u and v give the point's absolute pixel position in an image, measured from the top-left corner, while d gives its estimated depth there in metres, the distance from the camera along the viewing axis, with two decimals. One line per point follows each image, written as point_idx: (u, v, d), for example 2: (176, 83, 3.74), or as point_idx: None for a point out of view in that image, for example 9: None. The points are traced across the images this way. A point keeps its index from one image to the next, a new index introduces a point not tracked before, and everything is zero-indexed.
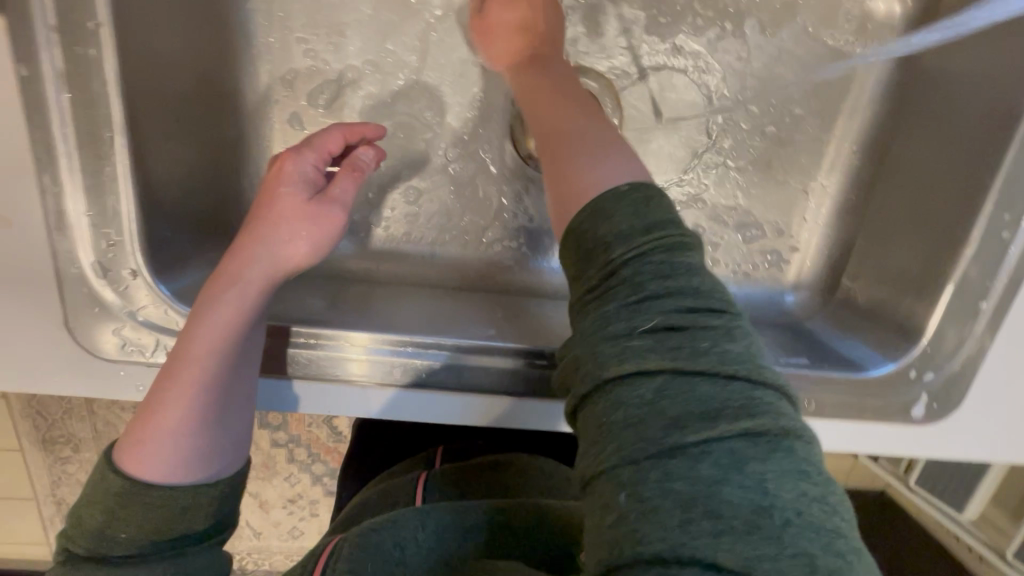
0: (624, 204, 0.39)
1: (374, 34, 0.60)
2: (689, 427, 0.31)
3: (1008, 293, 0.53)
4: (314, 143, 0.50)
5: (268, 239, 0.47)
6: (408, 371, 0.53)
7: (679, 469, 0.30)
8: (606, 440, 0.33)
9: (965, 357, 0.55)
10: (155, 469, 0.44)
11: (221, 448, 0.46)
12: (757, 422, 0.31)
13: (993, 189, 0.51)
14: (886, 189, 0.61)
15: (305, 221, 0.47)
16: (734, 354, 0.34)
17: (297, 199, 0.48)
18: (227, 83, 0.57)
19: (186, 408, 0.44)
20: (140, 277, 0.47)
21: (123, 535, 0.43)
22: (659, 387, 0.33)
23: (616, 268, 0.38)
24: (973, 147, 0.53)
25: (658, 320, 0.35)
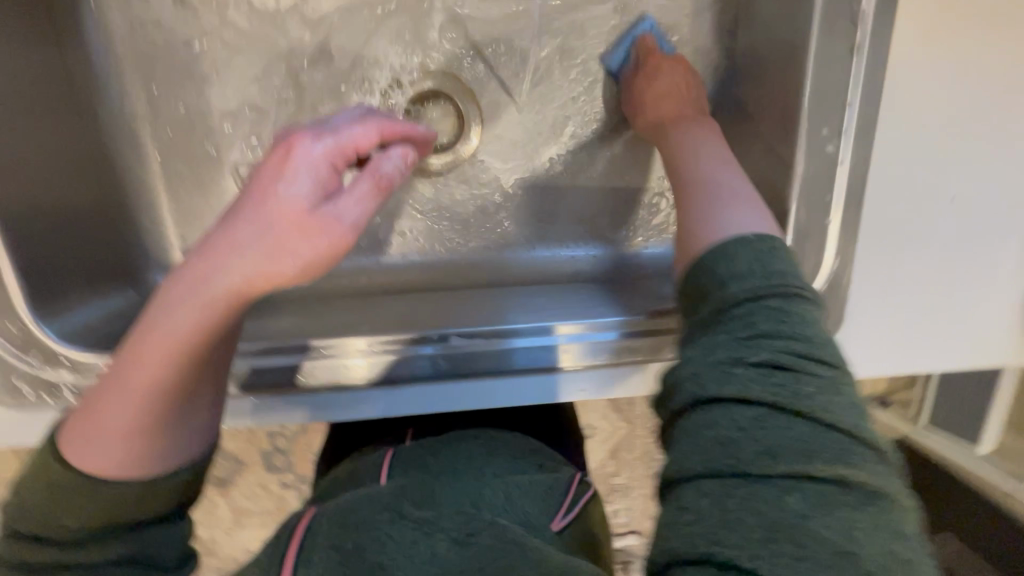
0: (744, 252, 0.43)
1: (230, 78, 0.65)
2: (781, 457, 0.34)
3: (851, 204, 0.54)
4: (338, 134, 0.43)
5: (235, 253, 0.39)
6: (354, 368, 0.57)
7: (768, 496, 0.33)
8: (691, 451, 0.36)
9: (831, 273, 0.56)
10: (102, 463, 0.41)
11: (176, 447, 0.44)
12: (851, 469, 0.34)
13: (804, 108, 0.53)
14: (737, 129, 0.65)
15: (295, 238, 0.39)
16: (840, 403, 0.37)
17: (298, 207, 0.39)
18: (108, 146, 0.62)
19: (132, 410, 0.41)
20: (28, 326, 0.52)
21: (70, 524, 0.41)
22: (757, 417, 0.36)
23: (728, 305, 0.41)
24: (785, 73, 0.56)
25: (767, 355, 0.37)
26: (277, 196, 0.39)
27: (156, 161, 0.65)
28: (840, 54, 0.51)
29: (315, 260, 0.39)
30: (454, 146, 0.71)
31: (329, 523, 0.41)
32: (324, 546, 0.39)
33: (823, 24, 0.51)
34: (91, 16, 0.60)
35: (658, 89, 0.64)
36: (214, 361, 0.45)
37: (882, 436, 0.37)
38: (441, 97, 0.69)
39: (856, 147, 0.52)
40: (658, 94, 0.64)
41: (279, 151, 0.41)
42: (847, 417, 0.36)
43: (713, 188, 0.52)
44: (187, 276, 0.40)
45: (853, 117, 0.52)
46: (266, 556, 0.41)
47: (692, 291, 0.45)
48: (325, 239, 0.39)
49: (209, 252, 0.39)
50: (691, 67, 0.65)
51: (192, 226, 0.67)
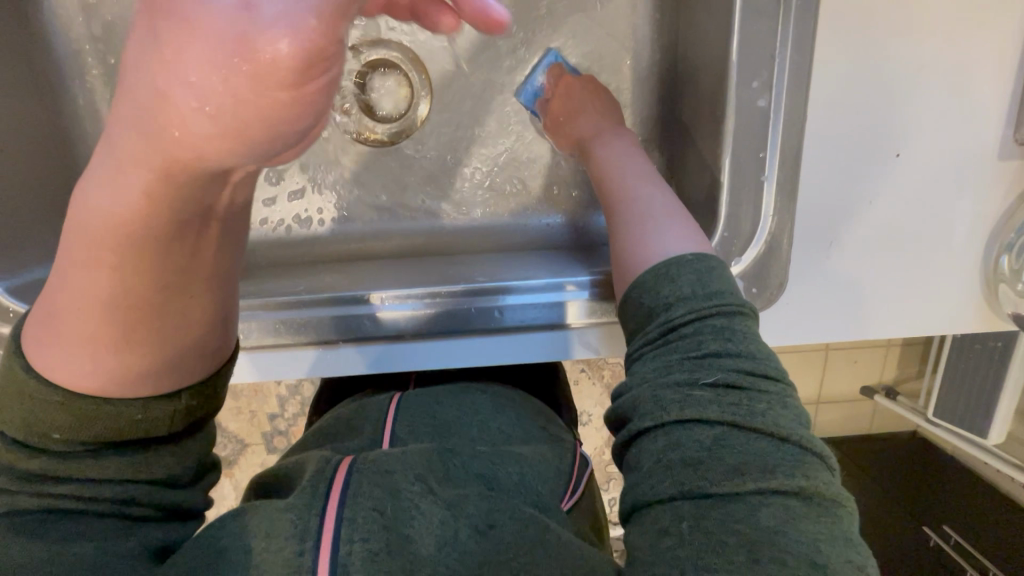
0: (686, 270, 0.49)
1: None
2: (744, 474, 0.38)
3: (786, 160, 0.52)
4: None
5: (158, 82, 0.27)
6: (307, 323, 0.58)
7: (739, 512, 0.37)
8: (660, 474, 0.40)
9: (769, 233, 0.55)
10: (71, 375, 0.38)
11: (147, 372, 0.40)
12: (807, 481, 0.38)
13: (734, 59, 0.51)
14: (681, 94, 0.64)
15: (221, 78, 0.25)
16: (785, 417, 0.41)
17: (234, 22, 0.25)
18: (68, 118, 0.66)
19: (76, 318, 0.37)
20: None
21: (55, 435, 0.38)
22: (716, 437, 0.40)
23: (675, 328, 0.46)
24: (713, 31, 0.55)
25: (717, 376, 0.42)
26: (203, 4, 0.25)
27: None
28: (766, 2, 0.49)
29: (245, 95, 0.25)
30: (407, 114, 0.71)
31: (368, 480, 0.39)
32: (364, 507, 0.37)
33: None
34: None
35: (574, 104, 0.66)
36: (158, 285, 0.37)
37: (827, 447, 0.42)
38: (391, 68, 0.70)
39: (788, 99, 0.51)
40: (578, 123, 0.66)
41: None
42: (796, 429, 0.41)
43: (641, 214, 0.56)
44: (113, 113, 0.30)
45: (782, 67, 0.50)
46: (299, 507, 0.37)
47: (636, 313, 0.50)
48: (234, 47, 0.25)
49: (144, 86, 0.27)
50: (608, 92, 0.68)
51: None
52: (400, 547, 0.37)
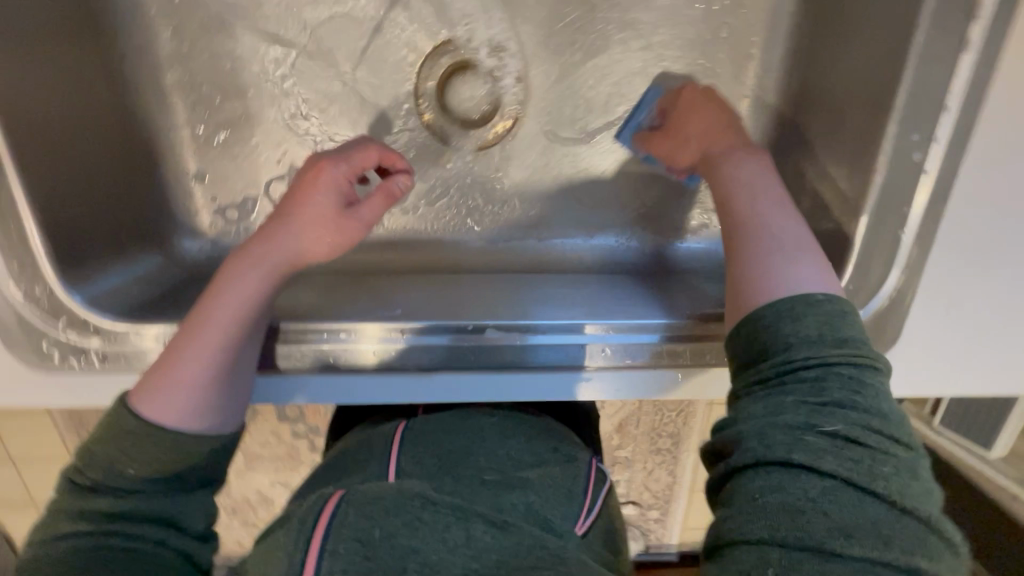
0: (811, 316, 0.38)
1: (265, 25, 0.60)
2: (853, 538, 0.31)
3: (930, 218, 0.50)
4: (350, 159, 0.54)
5: (292, 235, 0.51)
6: (400, 352, 0.54)
7: (841, 574, 0.30)
8: (752, 514, 0.33)
9: (893, 290, 0.52)
10: (164, 412, 0.45)
11: (228, 408, 0.48)
12: (929, 562, 0.31)
13: (898, 108, 0.48)
14: (809, 117, 0.59)
15: (326, 225, 0.51)
16: (915, 490, 0.33)
17: (327, 206, 0.52)
18: (132, 96, 0.58)
19: (200, 366, 0.46)
20: (55, 290, 0.50)
21: (131, 471, 0.43)
22: (827, 489, 0.32)
23: (795, 364, 0.37)
24: (876, 66, 0.50)
25: (842, 427, 0.34)
26: (309, 198, 0.51)
27: (185, 117, 0.61)
28: (946, 53, 0.46)
29: (330, 245, 0.52)
30: (491, 118, 0.65)
31: (354, 508, 0.39)
32: (348, 537, 0.37)
33: (933, 17, 0.46)
34: None
35: (699, 126, 0.55)
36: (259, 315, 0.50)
37: (955, 531, 0.34)
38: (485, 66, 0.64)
39: (948, 158, 0.48)
40: (687, 132, 0.56)
41: (310, 169, 0.53)
42: (925, 502, 0.33)
43: (738, 254, 0.45)
44: (252, 258, 0.49)
45: (951, 122, 0.47)
46: (290, 539, 0.38)
47: (745, 346, 0.40)
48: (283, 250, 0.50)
49: (270, 235, 0.50)
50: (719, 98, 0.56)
51: (216, 184, 0.63)
52: (401, 562, 0.36)
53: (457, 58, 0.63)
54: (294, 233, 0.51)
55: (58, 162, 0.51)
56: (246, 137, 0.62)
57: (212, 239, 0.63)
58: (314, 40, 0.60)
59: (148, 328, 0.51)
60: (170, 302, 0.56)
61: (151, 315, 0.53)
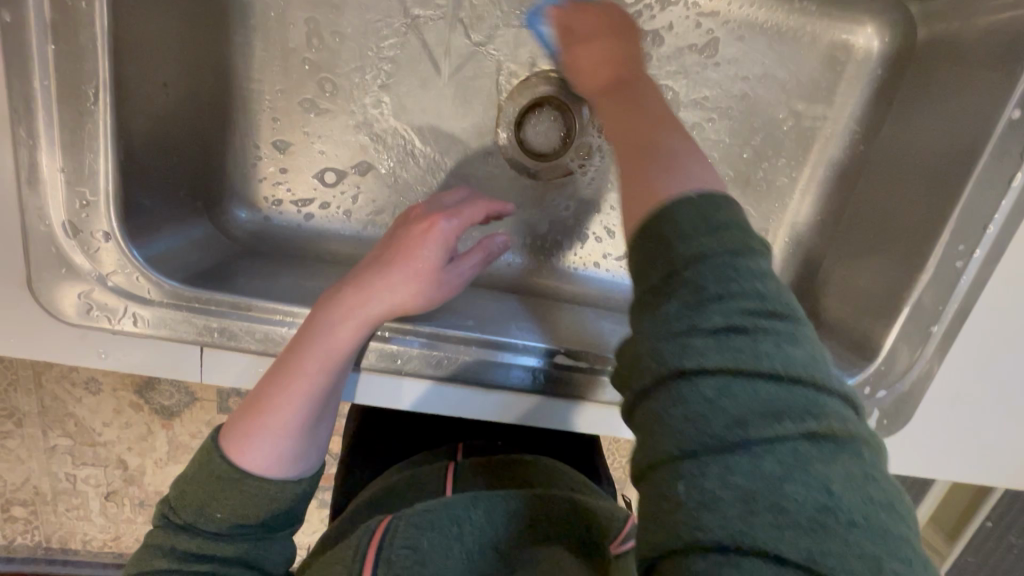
0: (689, 211, 0.36)
1: (373, 16, 0.59)
2: (750, 424, 0.30)
3: (957, 321, 0.56)
4: (461, 214, 0.51)
5: (390, 290, 0.49)
6: (452, 363, 0.53)
7: (738, 464, 0.30)
8: (666, 432, 0.32)
9: (914, 378, 0.58)
10: (255, 460, 0.45)
11: (311, 447, 0.48)
12: (818, 424, 0.30)
13: (952, 220, 0.54)
14: (851, 212, 0.66)
15: (429, 285, 0.50)
16: (799, 356, 0.32)
17: (432, 264, 0.50)
18: (219, 50, 0.56)
19: (292, 415, 0.46)
20: (113, 241, 0.45)
21: (217, 515, 0.44)
22: (720, 388, 0.31)
23: (676, 268, 0.35)
24: (931, 179, 0.57)
25: (718, 320, 0.33)
26: (418, 255, 0.50)
27: (266, 83, 0.58)
28: (999, 182, 0.53)
29: (429, 300, 0.50)
30: (559, 156, 0.66)
31: (406, 521, 0.41)
32: (400, 546, 0.39)
33: (994, 147, 0.52)
34: None
35: (596, 55, 0.52)
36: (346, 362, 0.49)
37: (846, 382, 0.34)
38: (558, 108, 0.66)
39: (982, 271, 0.55)
40: (585, 60, 0.53)
41: (422, 222, 0.51)
42: (829, 414, 0.31)
43: (651, 150, 0.42)
44: (343, 308, 0.47)
45: (989, 241, 0.54)
46: (349, 552, 0.40)
47: (642, 241, 0.37)
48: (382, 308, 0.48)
49: (367, 290, 0.48)
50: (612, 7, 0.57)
51: (278, 157, 0.60)
52: None
53: (548, 94, 0.65)
54: (389, 287, 0.49)
55: (143, 102, 0.48)
56: (328, 121, 0.60)
57: (264, 214, 0.60)
58: (415, 41, 0.60)
59: (209, 297, 0.48)
60: (221, 273, 0.52)
61: (208, 284, 0.50)
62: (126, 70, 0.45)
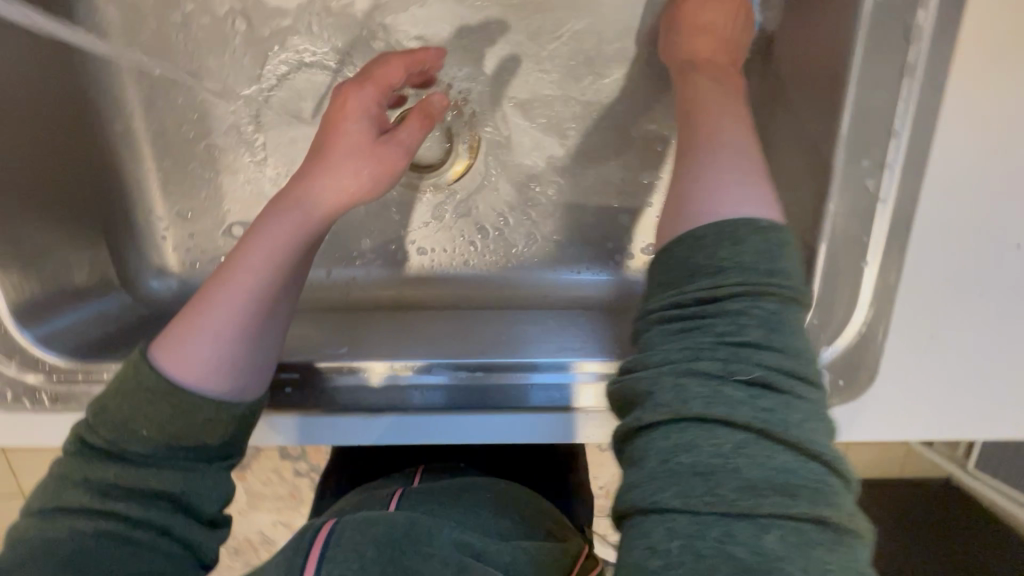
0: (713, 234, 0.33)
1: (230, 76, 0.62)
2: (763, 497, 0.27)
3: (893, 248, 0.47)
4: (375, 79, 0.49)
5: (326, 173, 0.45)
6: (382, 390, 0.52)
7: (742, 533, 0.26)
8: (662, 483, 0.28)
9: (862, 324, 0.49)
10: (193, 368, 0.39)
11: (260, 368, 0.42)
12: (824, 510, 0.27)
13: (846, 134, 0.46)
14: (766, 149, 0.58)
15: (367, 157, 0.46)
16: (805, 420, 0.29)
17: (361, 134, 0.47)
18: (103, 141, 0.61)
19: (229, 319, 0.40)
20: (6, 325, 0.51)
21: (141, 432, 0.38)
22: (739, 445, 0.28)
23: (688, 302, 0.32)
24: (824, 93, 0.49)
25: (760, 372, 0.30)
26: (343, 127, 0.47)
27: (155, 162, 0.63)
28: (890, 77, 0.44)
29: (370, 177, 0.46)
30: (445, 164, 0.65)
31: (354, 528, 0.39)
32: (346, 552, 0.37)
33: (875, 38, 0.44)
34: (88, 8, 0.59)
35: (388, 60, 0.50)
36: (298, 260, 0.44)
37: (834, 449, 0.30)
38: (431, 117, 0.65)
39: (905, 184, 0.45)
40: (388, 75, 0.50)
41: (337, 97, 0.48)
42: (835, 501, 0.27)
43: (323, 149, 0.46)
44: (285, 200, 0.44)
45: (901, 147, 0.45)
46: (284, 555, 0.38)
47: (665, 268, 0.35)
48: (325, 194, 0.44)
49: (306, 171, 0.44)
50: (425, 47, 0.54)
51: (180, 224, 0.65)
52: None
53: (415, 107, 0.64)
54: (324, 171, 0.45)
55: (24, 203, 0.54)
56: (213, 180, 0.64)
57: (179, 278, 0.65)
58: (274, 88, 0.63)
59: (98, 364, 0.52)
60: (125, 339, 0.56)
61: (104, 352, 0.54)
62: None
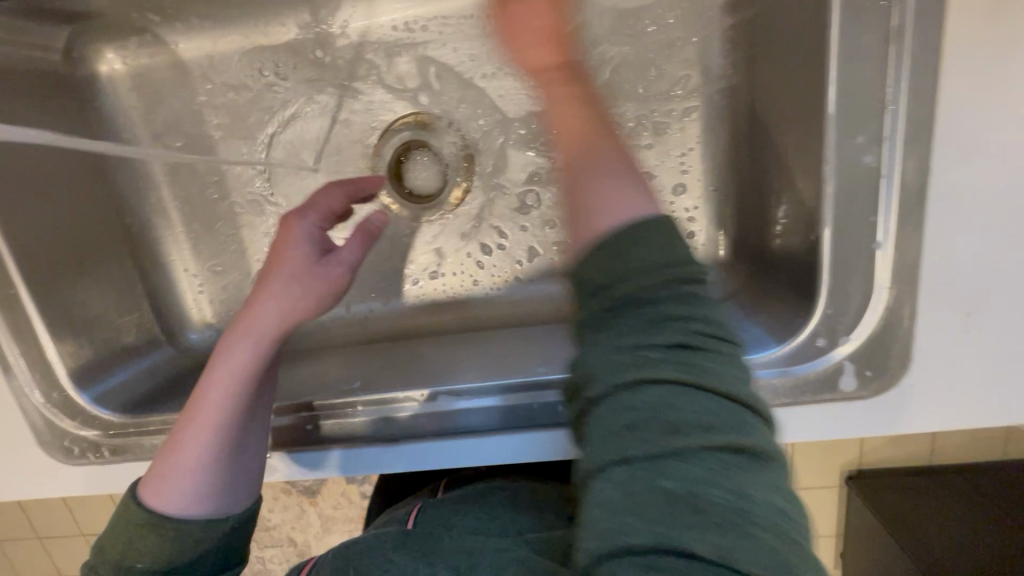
0: (653, 236, 0.35)
1: (236, 136, 0.67)
2: (687, 434, 0.31)
3: (905, 224, 0.44)
4: (317, 207, 0.54)
5: (271, 302, 0.49)
6: (403, 420, 0.54)
7: (676, 469, 0.30)
8: (602, 443, 0.32)
9: (882, 307, 0.45)
10: (171, 500, 0.47)
11: (232, 486, 0.50)
12: (752, 442, 0.31)
13: (832, 113, 0.43)
14: (762, 134, 0.55)
15: (307, 284, 0.50)
16: (733, 375, 0.33)
17: (302, 259, 0.51)
18: (138, 213, 0.67)
19: (202, 448, 0.48)
20: (69, 392, 0.57)
21: (138, 563, 0.47)
22: (668, 395, 0.32)
23: (616, 283, 0.35)
24: (808, 71, 0.46)
25: (673, 337, 0.33)
26: (285, 253, 0.50)
27: (183, 226, 0.68)
28: (871, 47, 0.41)
29: (312, 295, 0.50)
30: (444, 191, 0.67)
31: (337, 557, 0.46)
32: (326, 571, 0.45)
33: (847, 8, 0.42)
34: (111, 96, 0.65)
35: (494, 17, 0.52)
36: (255, 390, 0.50)
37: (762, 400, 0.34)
38: (424, 147, 0.67)
39: (906, 155, 0.42)
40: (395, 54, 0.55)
41: (279, 224, 0.52)
42: (758, 435, 0.32)
43: (580, 171, 0.40)
44: (239, 331, 0.49)
45: (894, 118, 0.42)
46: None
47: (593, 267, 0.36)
48: (273, 324, 0.49)
49: (252, 307, 0.49)
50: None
51: (210, 279, 0.70)
52: None
53: (409, 141, 0.67)
54: (269, 300, 0.49)
55: (75, 280, 0.60)
56: (234, 234, 0.69)
57: (214, 328, 0.69)
58: (278, 142, 0.67)
59: (146, 418, 0.57)
60: (170, 391, 0.61)
61: (152, 406, 0.59)
62: (47, 264, 0.58)
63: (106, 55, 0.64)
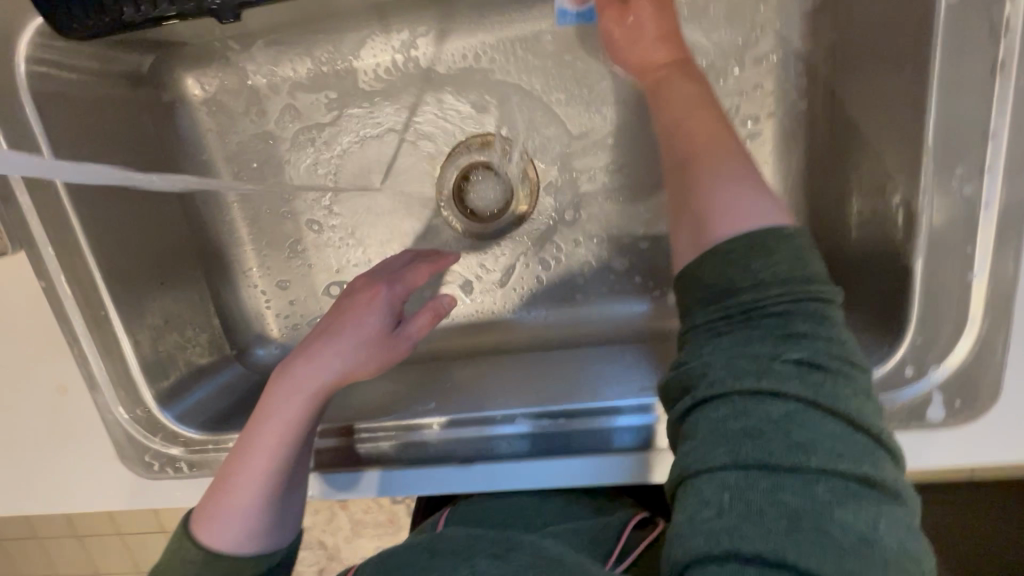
0: (785, 249, 0.37)
1: (305, 157, 0.68)
2: (817, 460, 0.32)
3: (1002, 257, 0.43)
4: (401, 279, 0.56)
5: (334, 361, 0.51)
6: (461, 443, 0.54)
7: (813, 486, 0.32)
8: (718, 445, 0.34)
9: (977, 337, 0.45)
10: (221, 538, 0.50)
11: (276, 526, 0.52)
12: (879, 480, 0.33)
13: (929, 144, 0.43)
14: (839, 158, 0.55)
15: (371, 351, 0.52)
16: (865, 418, 0.34)
17: (375, 329, 0.53)
18: (208, 232, 0.69)
19: (252, 493, 0.50)
20: (151, 409, 0.59)
21: None
22: (789, 414, 0.33)
23: (740, 303, 0.37)
24: (902, 99, 0.46)
25: (804, 355, 0.35)
26: (360, 320, 0.53)
27: (251, 243, 0.70)
28: (975, 80, 0.41)
29: (376, 362, 0.52)
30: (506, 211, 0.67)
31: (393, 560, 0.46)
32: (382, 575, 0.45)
33: (952, 40, 0.41)
34: (185, 117, 0.66)
35: None
36: (307, 439, 0.52)
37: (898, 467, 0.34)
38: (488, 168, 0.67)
39: (1006, 188, 0.42)
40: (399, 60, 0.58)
41: (364, 291, 0.54)
42: (891, 485, 0.33)
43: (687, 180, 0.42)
44: (299, 383, 0.50)
45: (996, 150, 0.42)
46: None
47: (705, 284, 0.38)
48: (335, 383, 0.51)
49: (314, 360, 0.51)
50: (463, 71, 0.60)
51: (273, 295, 0.71)
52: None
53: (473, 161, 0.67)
54: (331, 357, 0.51)
55: (154, 299, 0.62)
56: (298, 253, 0.70)
57: (278, 345, 0.71)
58: (344, 163, 0.68)
59: (224, 437, 0.58)
60: (241, 409, 0.63)
61: (227, 424, 0.60)
62: (130, 285, 0.60)
63: (184, 78, 0.65)
